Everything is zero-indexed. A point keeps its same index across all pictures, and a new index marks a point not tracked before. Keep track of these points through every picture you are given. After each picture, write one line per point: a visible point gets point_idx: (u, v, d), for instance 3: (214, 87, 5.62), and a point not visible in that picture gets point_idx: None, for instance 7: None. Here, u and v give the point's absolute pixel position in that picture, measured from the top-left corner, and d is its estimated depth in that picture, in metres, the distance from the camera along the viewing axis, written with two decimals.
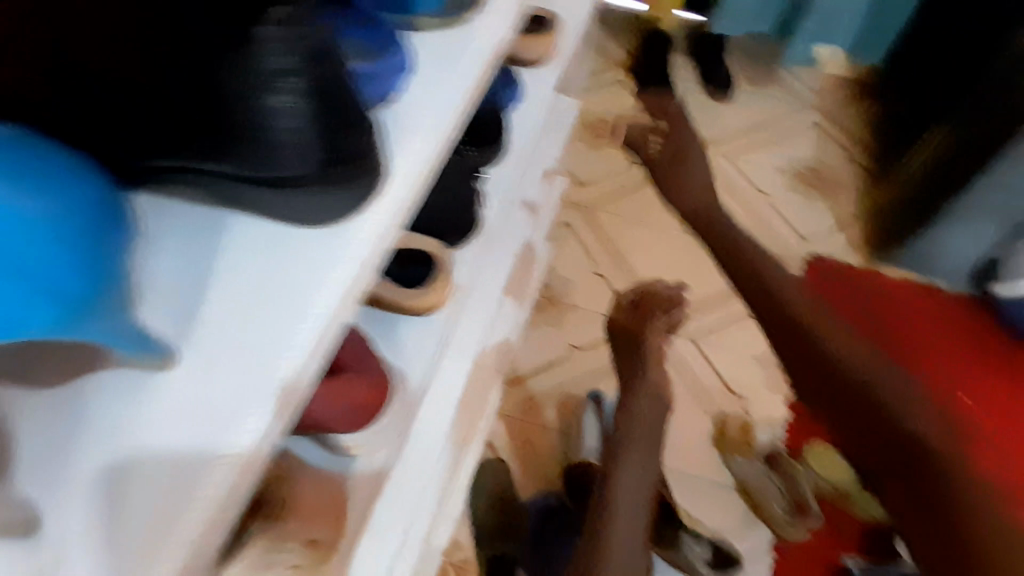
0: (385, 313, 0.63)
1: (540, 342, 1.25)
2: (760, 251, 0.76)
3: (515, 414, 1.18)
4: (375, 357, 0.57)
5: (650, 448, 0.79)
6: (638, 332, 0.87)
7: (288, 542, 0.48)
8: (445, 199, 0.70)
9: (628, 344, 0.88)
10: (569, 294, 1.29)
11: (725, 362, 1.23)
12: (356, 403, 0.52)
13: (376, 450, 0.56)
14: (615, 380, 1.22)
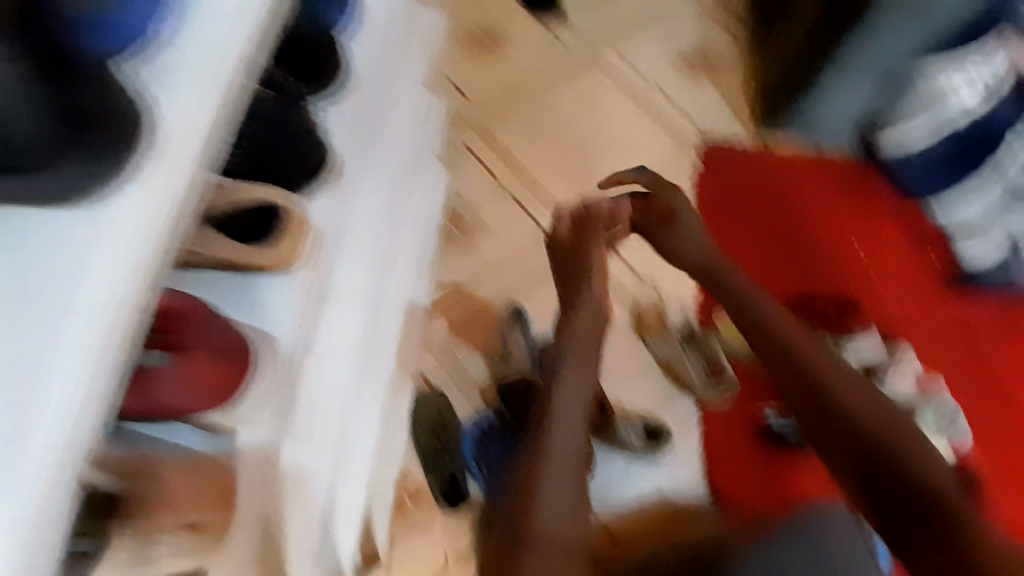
0: (241, 289, 0.62)
1: (455, 269, 1.25)
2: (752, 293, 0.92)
3: (443, 345, 1.22)
4: (221, 330, 0.55)
5: (586, 359, 0.83)
6: (581, 248, 0.93)
7: (171, 531, 0.51)
8: (252, 125, 0.60)
9: (568, 256, 0.94)
10: (475, 216, 1.28)
11: (634, 254, 1.23)
12: (208, 380, 0.53)
13: (258, 424, 0.59)
14: (533, 294, 1.25)
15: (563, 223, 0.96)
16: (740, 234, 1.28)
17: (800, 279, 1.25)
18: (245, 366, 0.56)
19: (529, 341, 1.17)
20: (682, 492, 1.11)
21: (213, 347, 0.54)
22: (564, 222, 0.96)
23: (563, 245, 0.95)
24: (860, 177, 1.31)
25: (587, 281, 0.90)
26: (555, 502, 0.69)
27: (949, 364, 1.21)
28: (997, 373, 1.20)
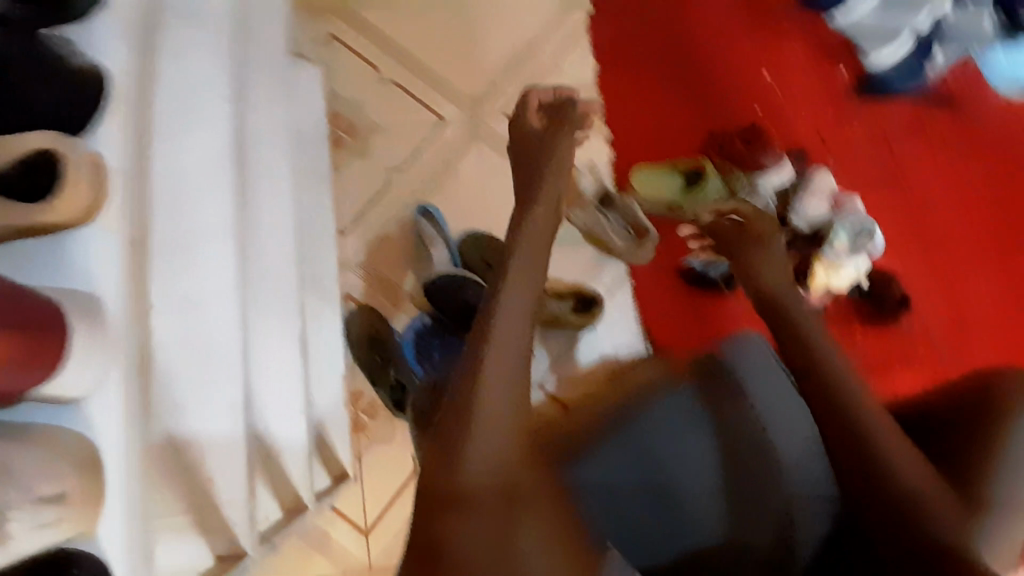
0: (37, 245, 0.49)
1: (355, 178, 1.19)
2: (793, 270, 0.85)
3: (361, 259, 1.17)
4: (33, 304, 0.43)
5: (538, 261, 0.68)
6: (547, 142, 0.79)
7: (20, 512, 0.41)
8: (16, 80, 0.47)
9: (527, 141, 0.81)
10: (362, 115, 1.22)
11: None
12: (28, 356, 0.41)
13: (102, 381, 0.51)
14: (441, 186, 1.20)
15: (532, 110, 0.82)
16: (642, 79, 1.23)
17: (708, 114, 1.21)
18: (65, 343, 0.45)
19: (443, 234, 1.13)
20: (625, 355, 1.14)
21: (26, 312, 0.42)
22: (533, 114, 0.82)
23: (529, 132, 0.81)
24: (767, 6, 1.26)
25: (544, 172, 0.76)
26: (490, 425, 0.57)
27: (862, 173, 1.21)
28: (907, 173, 1.21)
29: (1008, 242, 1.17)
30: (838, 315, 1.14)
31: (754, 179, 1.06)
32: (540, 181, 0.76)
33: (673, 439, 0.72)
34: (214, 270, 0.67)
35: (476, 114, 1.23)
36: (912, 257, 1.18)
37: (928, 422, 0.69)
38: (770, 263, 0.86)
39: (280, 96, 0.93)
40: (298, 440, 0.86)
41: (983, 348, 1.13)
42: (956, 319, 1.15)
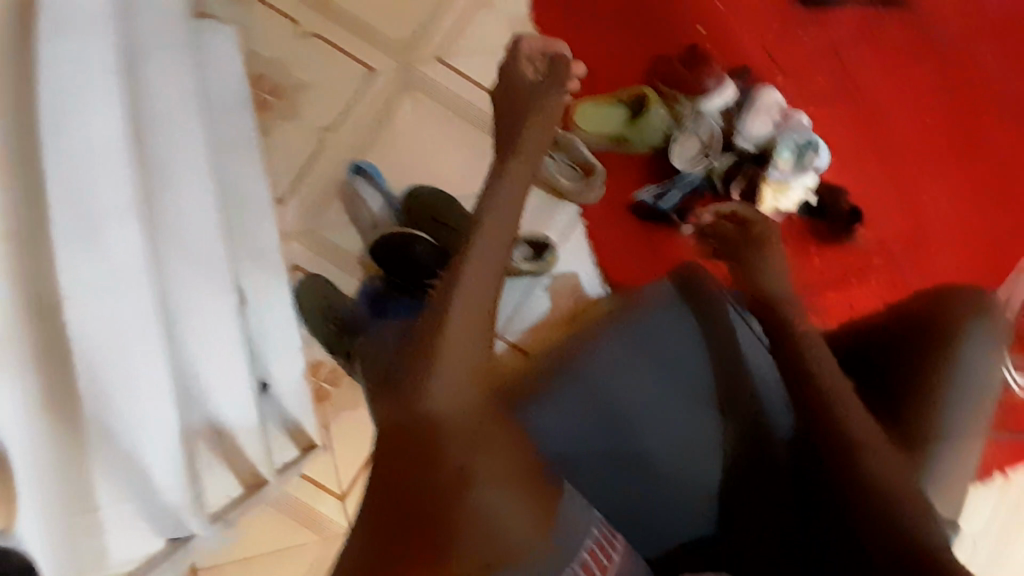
0: None
1: (288, 141, 1.14)
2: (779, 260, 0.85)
3: (305, 227, 1.14)
4: None
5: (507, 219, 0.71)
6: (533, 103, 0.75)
7: None
8: None
9: (512, 92, 0.77)
10: (288, 73, 1.16)
11: (475, 64, 1.17)
12: None
13: None
14: (378, 142, 1.15)
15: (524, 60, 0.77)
16: (581, 4, 1.17)
17: (651, 38, 1.16)
18: None
19: (382, 192, 1.09)
20: (584, 298, 1.13)
21: None
22: (524, 61, 0.78)
23: (520, 85, 0.77)
24: None
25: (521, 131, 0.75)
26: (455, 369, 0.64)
27: (812, 86, 1.17)
28: (859, 82, 1.17)
29: (960, 146, 1.16)
30: (793, 234, 1.12)
31: (699, 105, 1.06)
32: (520, 137, 0.74)
33: (624, 389, 0.79)
34: (130, 250, 0.62)
35: (407, 61, 1.17)
36: (867, 171, 1.15)
37: (862, 347, 0.75)
38: (777, 274, 0.82)
39: (182, 60, 0.87)
40: (239, 415, 0.87)
41: (939, 258, 1.13)
42: (912, 231, 1.13)
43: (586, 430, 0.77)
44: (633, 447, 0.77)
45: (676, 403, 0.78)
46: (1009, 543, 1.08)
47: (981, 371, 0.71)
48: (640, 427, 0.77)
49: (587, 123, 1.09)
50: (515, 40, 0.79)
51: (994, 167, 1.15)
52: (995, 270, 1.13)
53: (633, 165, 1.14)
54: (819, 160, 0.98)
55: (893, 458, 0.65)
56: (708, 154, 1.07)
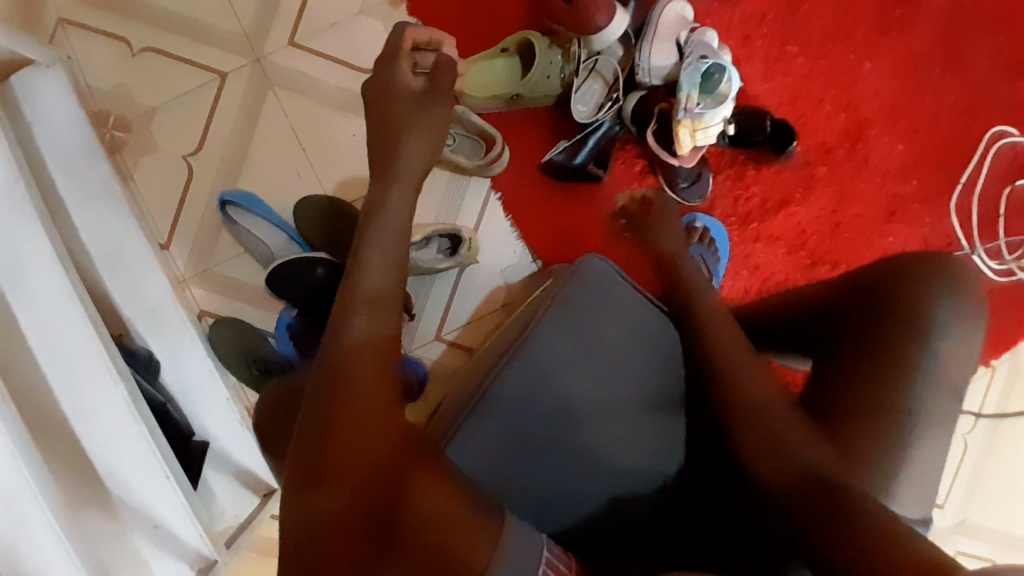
0: None
1: (154, 179, 1.02)
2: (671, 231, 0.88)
3: (201, 269, 1.04)
4: None
5: (399, 208, 0.69)
6: (413, 109, 0.74)
7: None
8: None
9: (388, 98, 0.74)
10: (130, 100, 1.01)
11: (336, 40, 1.02)
12: None
13: None
14: (251, 157, 1.02)
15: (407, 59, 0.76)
16: None
17: None
18: None
19: (267, 218, 0.98)
20: (515, 280, 1.04)
21: None
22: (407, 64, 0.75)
23: (400, 88, 0.74)
24: None
25: (399, 141, 0.72)
26: (369, 344, 0.61)
27: None
28: None
29: (892, 16, 1.03)
30: (724, 164, 1.02)
31: (593, 46, 0.93)
32: (396, 153, 0.72)
33: (573, 389, 0.72)
34: None
35: (258, 54, 1.01)
36: (793, 70, 1.03)
37: (815, 324, 0.72)
38: (671, 233, 0.87)
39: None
40: (159, 494, 0.79)
41: (886, 154, 1.03)
42: (853, 127, 1.03)
43: (538, 440, 0.70)
44: (586, 444, 0.71)
45: (624, 394, 0.74)
46: (988, 432, 1.06)
47: (949, 344, 0.65)
48: (585, 424, 0.72)
49: (471, 86, 0.96)
50: (398, 36, 0.76)
51: (933, 35, 1.03)
52: (946, 156, 1.03)
53: (535, 121, 1.02)
54: (730, 86, 0.86)
55: (807, 436, 0.64)
56: (614, 96, 0.96)
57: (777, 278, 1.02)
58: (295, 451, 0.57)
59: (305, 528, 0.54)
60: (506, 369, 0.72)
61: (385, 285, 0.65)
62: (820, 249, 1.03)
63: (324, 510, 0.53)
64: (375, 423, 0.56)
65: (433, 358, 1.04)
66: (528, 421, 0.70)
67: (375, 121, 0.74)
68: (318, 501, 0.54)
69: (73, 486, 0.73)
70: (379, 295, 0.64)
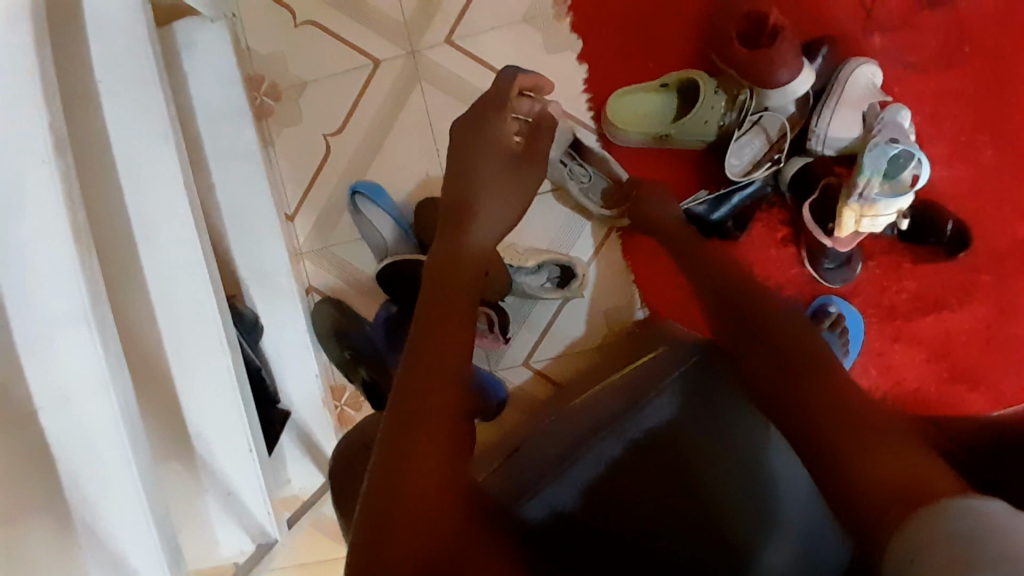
0: None
1: (291, 151, 1.04)
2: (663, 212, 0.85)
3: (316, 245, 1.06)
4: None
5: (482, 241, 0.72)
6: (502, 156, 0.77)
7: None
8: None
9: (478, 139, 0.78)
10: (285, 69, 1.02)
11: (492, 45, 0.99)
12: None
13: None
14: (386, 147, 1.02)
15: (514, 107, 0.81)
16: None
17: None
18: None
19: (387, 212, 0.98)
20: (618, 323, 0.99)
21: None
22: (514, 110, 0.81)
23: (496, 132, 0.78)
24: None
25: (479, 190, 0.75)
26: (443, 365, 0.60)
27: (921, 50, 0.91)
28: (996, 39, 0.90)
29: None
30: (876, 251, 0.93)
31: (765, 98, 0.85)
32: (478, 197, 0.74)
33: (676, 463, 0.67)
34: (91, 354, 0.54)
35: (413, 47, 1.00)
36: (984, 161, 0.91)
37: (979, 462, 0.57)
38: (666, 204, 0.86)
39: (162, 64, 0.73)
40: (234, 473, 0.80)
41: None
42: None
43: (630, 505, 0.65)
44: (691, 507, 0.65)
45: (747, 472, 0.66)
46: None
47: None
48: (662, 484, 0.66)
49: (619, 120, 0.93)
50: (508, 82, 0.82)
51: None
52: None
53: (679, 167, 0.96)
54: (917, 177, 0.76)
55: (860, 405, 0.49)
56: (774, 157, 0.88)
57: (910, 387, 0.92)
58: (372, 471, 0.54)
59: (367, 542, 0.49)
60: (602, 433, 0.68)
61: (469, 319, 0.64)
62: (966, 368, 0.91)
63: (397, 517, 0.50)
64: (444, 448, 0.55)
65: (515, 382, 1.02)
66: (623, 480, 0.67)
67: (457, 159, 0.77)
68: (387, 515, 0.50)
69: (163, 441, 0.77)
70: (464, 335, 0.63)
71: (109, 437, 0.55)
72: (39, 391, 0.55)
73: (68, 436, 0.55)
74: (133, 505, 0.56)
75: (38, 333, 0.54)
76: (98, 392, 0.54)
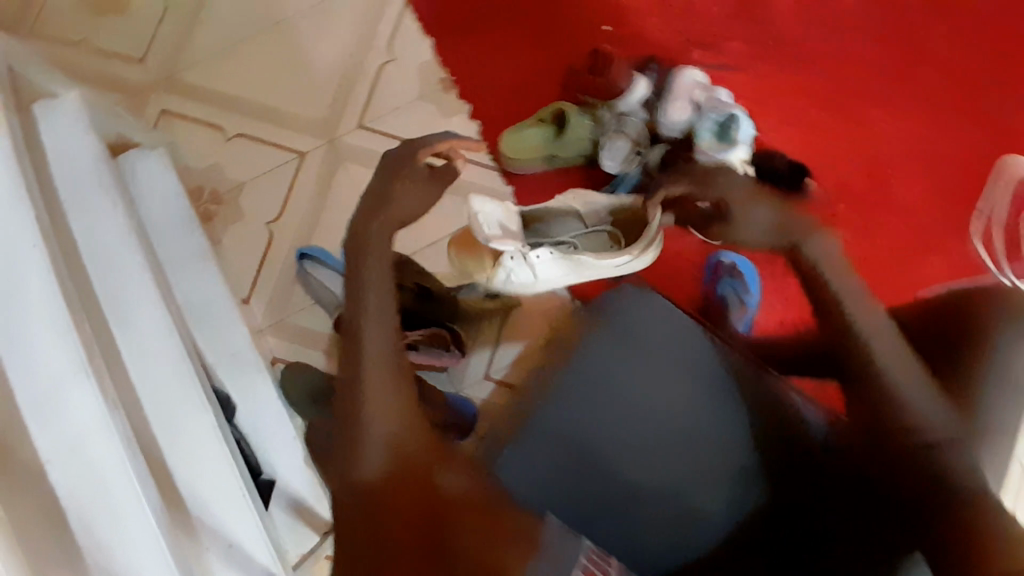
0: None
1: (239, 243, 1.17)
2: (762, 226, 0.71)
3: (274, 319, 1.16)
4: None
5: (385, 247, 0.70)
6: (416, 193, 0.75)
7: None
8: None
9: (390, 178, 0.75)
10: (223, 175, 1.18)
11: (397, 121, 1.19)
12: None
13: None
14: (324, 220, 1.17)
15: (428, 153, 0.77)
16: (484, 32, 1.19)
17: (560, 49, 1.18)
18: None
19: (335, 268, 1.09)
20: (558, 320, 1.13)
21: None
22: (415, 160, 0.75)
23: (403, 168, 0.75)
24: None
25: (383, 210, 0.73)
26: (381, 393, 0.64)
27: (725, 55, 1.18)
28: (774, 36, 1.18)
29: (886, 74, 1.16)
30: None
31: (617, 109, 1.07)
32: (383, 211, 0.73)
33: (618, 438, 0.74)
34: (92, 408, 0.60)
35: (331, 135, 1.18)
36: (802, 120, 1.16)
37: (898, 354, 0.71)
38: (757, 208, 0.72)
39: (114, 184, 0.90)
40: (230, 522, 0.84)
41: (910, 193, 1.14)
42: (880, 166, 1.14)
43: (584, 494, 0.72)
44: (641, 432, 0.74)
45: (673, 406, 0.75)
46: None
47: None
48: (610, 413, 0.74)
49: (513, 151, 1.12)
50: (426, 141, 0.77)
51: (926, 89, 1.16)
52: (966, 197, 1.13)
53: (571, 180, 1.15)
54: (742, 134, 0.98)
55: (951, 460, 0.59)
56: (639, 150, 1.07)
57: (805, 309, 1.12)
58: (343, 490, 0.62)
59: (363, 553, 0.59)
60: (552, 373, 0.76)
61: (375, 373, 0.64)
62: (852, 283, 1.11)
63: (382, 537, 0.59)
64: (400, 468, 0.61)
65: (481, 396, 1.11)
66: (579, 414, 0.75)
67: (364, 194, 0.74)
68: (370, 543, 0.59)
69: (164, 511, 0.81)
70: (375, 394, 0.63)
71: (112, 464, 0.59)
72: (48, 445, 0.58)
73: (80, 486, 0.58)
74: (144, 539, 0.58)
75: (43, 387, 0.59)
76: (101, 432, 0.60)
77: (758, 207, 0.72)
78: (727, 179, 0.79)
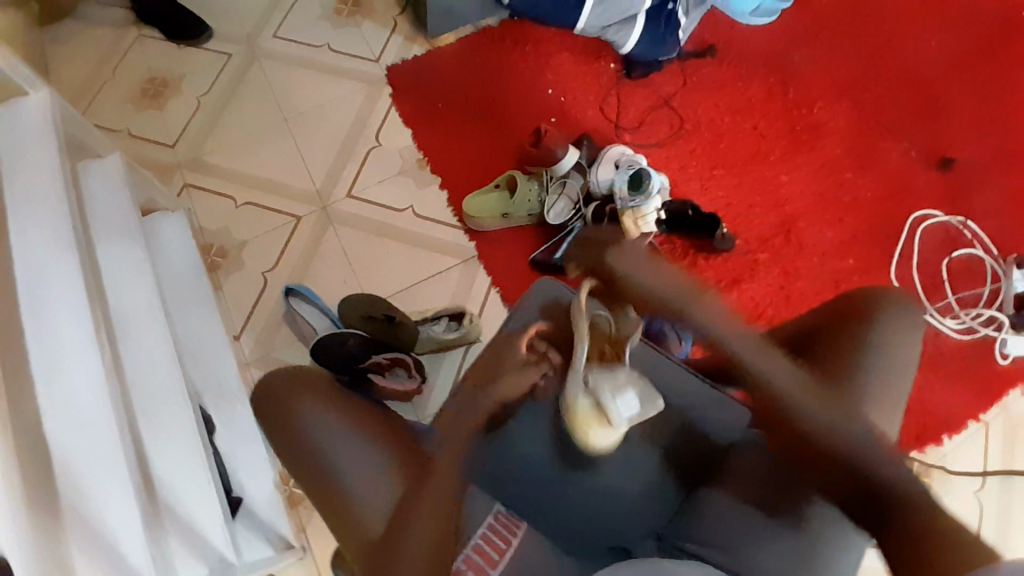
0: None
1: (236, 290, 1.35)
2: (641, 288, 0.68)
3: (260, 355, 1.30)
4: None
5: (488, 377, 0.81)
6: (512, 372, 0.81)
7: None
8: None
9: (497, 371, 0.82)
10: (229, 236, 1.39)
11: (380, 191, 1.42)
12: None
13: None
14: (312, 269, 1.36)
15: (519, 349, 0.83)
16: (451, 125, 1.47)
17: (515, 135, 1.46)
18: None
19: (316, 305, 1.25)
20: None
21: None
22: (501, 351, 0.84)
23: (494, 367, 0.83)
24: (556, 42, 1.53)
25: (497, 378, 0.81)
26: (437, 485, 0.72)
27: (648, 139, 1.45)
28: (687, 125, 1.47)
29: (775, 157, 1.45)
30: (677, 254, 1.34)
31: (558, 174, 1.30)
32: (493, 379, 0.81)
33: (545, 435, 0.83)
34: None
35: (325, 203, 1.41)
36: (718, 187, 1.42)
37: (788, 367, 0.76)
38: (629, 264, 0.70)
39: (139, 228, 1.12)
40: (196, 513, 0.94)
41: (819, 238, 1.38)
42: (792, 222, 1.39)
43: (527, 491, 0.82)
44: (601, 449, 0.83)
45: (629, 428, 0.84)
46: (1003, 464, 1.28)
47: (904, 344, 0.74)
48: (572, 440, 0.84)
49: (472, 209, 1.32)
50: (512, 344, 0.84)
51: (812, 167, 1.44)
52: (872, 250, 1.38)
53: (525, 235, 1.36)
54: (653, 185, 1.21)
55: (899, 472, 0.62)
56: (578, 208, 1.30)
57: None
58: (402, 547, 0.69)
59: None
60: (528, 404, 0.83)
61: (427, 525, 0.70)
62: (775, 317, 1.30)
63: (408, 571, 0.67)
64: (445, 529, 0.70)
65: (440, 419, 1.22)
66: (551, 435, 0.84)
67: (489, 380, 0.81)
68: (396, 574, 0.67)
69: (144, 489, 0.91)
70: (427, 520, 0.70)
71: None
72: None
73: None
74: None
75: None
76: None
77: (633, 263, 0.70)
78: (619, 261, 0.71)
